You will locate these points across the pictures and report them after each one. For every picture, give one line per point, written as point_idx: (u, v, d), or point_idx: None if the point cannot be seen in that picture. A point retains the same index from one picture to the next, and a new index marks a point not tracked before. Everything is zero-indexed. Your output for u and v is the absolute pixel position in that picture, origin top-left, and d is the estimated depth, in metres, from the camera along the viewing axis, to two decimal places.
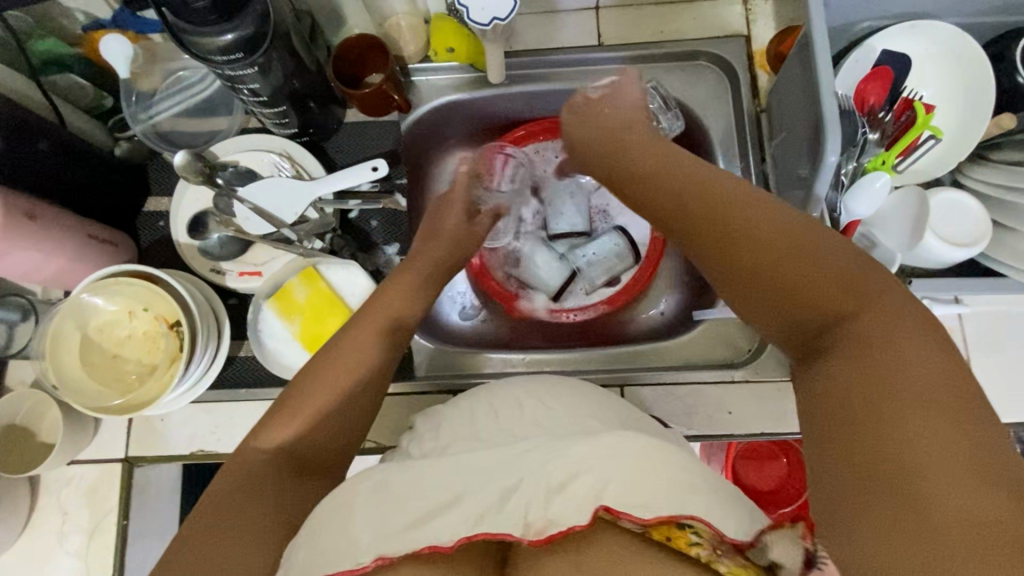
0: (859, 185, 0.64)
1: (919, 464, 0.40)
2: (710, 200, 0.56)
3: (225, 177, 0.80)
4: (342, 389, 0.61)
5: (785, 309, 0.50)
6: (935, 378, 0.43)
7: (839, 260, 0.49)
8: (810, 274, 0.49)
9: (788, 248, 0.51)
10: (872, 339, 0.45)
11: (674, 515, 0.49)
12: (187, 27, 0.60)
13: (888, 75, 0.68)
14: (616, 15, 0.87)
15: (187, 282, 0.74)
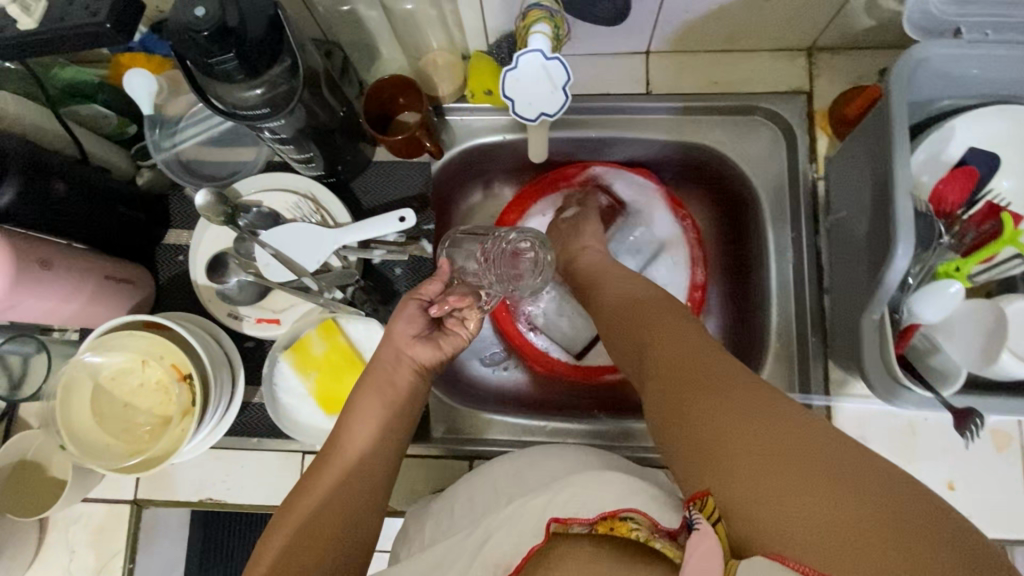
0: (929, 289, 0.58)
1: (757, 455, 0.46)
2: (612, 310, 0.70)
3: (247, 220, 0.76)
4: (302, 521, 0.59)
5: (667, 356, 0.58)
6: (744, 381, 0.52)
7: (692, 333, 0.60)
8: (675, 338, 0.59)
9: (662, 321, 0.63)
10: (721, 375, 0.53)
11: (614, 510, 0.55)
12: (211, 80, 0.56)
13: (969, 175, 0.62)
14: (668, 62, 0.81)
15: (201, 329, 0.72)
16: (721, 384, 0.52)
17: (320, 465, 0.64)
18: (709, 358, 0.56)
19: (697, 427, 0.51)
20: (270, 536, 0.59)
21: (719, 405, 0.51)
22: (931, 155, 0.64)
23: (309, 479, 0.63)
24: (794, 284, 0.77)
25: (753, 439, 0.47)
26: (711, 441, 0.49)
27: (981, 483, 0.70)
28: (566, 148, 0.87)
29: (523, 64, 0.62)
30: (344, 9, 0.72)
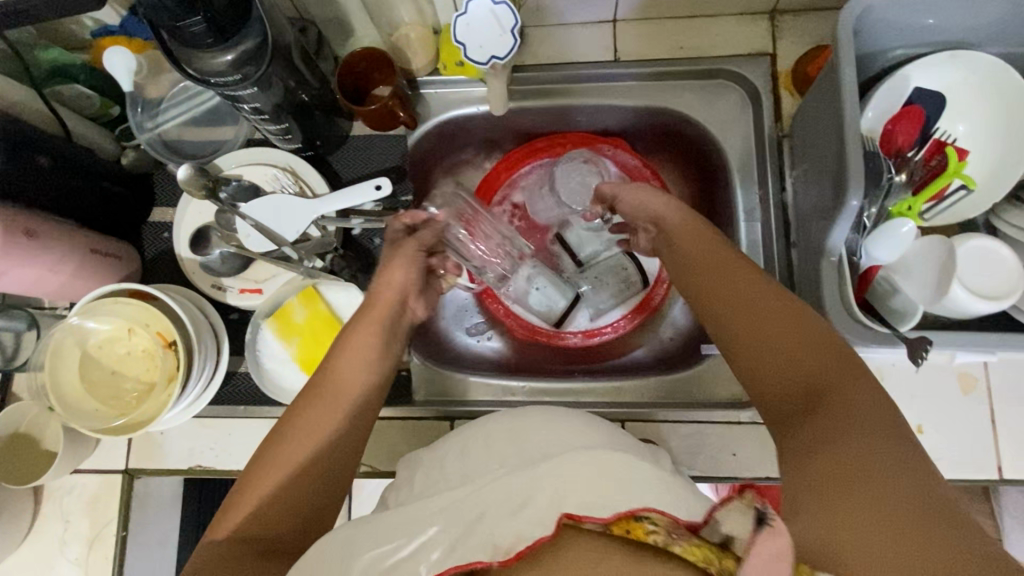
0: (883, 228, 0.60)
1: (860, 489, 0.45)
2: (716, 293, 0.62)
3: (228, 194, 0.78)
4: (296, 462, 0.56)
5: (789, 348, 0.55)
6: (876, 413, 0.49)
7: (829, 339, 0.55)
8: (784, 339, 0.56)
9: (754, 301, 0.59)
10: (859, 397, 0.50)
11: (633, 510, 0.47)
12: (183, 46, 0.58)
13: (915, 115, 0.65)
14: (634, 29, 0.83)
15: (186, 299, 0.74)
16: (852, 408, 0.50)
17: (300, 405, 0.60)
18: (847, 371, 0.53)
19: (830, 449, 0.48)
20: (260, 464, 0.57)
21: (828, 432, 0.49)
22: (888, 102, 0.66)
23: (299, 409, 0.60)
24: (763, 240, 0.79)
25: (877, 464, 0.46)
26: (848, 465, 0.46)
27: (948, 426, 0.71)
28: (539, 118, 0.89)
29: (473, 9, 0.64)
30: None
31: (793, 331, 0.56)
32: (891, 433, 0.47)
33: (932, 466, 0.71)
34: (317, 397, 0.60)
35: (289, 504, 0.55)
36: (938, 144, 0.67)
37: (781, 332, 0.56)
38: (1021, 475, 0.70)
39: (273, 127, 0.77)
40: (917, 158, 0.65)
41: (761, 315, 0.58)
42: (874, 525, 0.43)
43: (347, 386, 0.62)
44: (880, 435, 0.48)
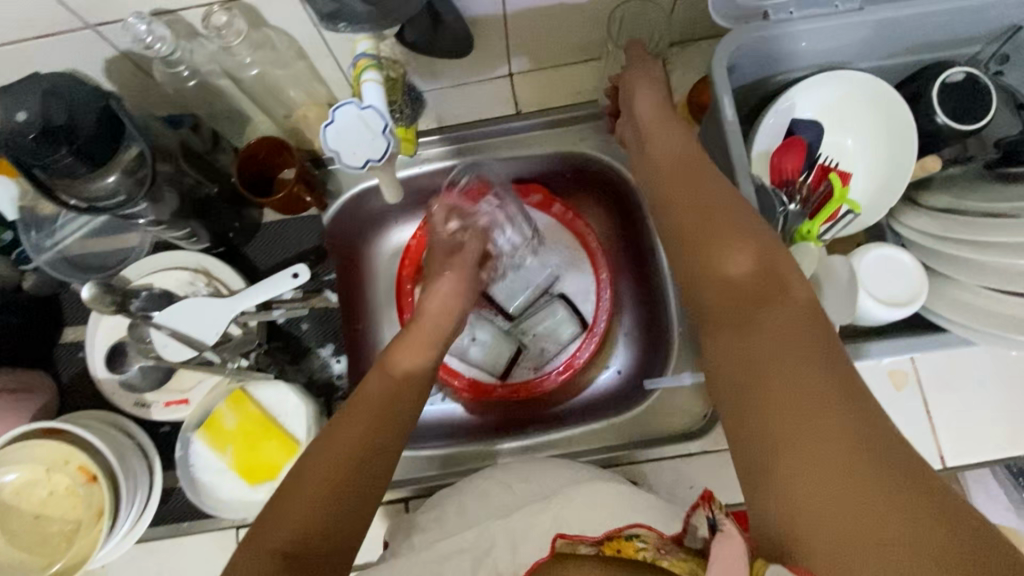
0: (792, 253, 0.61)
1: (838, 468, 0.41)
2: (683, 210, 0.57)
3: (138, 304, 0.74)
4: (397, 393, 0.63)
5: (748, 297, 0.50)
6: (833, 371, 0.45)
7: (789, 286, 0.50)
8: (748, 282, 0.51)
9: (721, 229, 0.54)
10: (815, 358, 0.46)
11: (620, 526, 0.59)
12: (59, 180, 0.56)
13: (800, 144, 0.69)
14: (530, 80, 0.84)
15: (107, 427, 0.71)
16: (812, 359, 0.46)
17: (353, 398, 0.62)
18: (806, 321, 0.48)
19: (784, 419, 0.44)
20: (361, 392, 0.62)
21: (787, 394, 0.45)
22: (778, 126, 0.69)
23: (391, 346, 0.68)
24: None
25: (844, 434, 0.42)
26: (806, 425, 0.43)
27: None
28: (451, 176, 0.89)
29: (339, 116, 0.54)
30: (192, 85, 0.70)
31: (746, 260, 0.52)
32: (846, 389, 0.44)
33: None
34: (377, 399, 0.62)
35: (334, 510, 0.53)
36: (823, 168, 0.69)
37: (738, 274, 0.52)
38: (964, 460, 0.72)
39: (175, 231, 0.75)
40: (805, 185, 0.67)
41: (730, 253, 0.52)
42: (844, 502, 0.40)
43: (404, 386, 0.64)
44: (824, 398, 0.44)
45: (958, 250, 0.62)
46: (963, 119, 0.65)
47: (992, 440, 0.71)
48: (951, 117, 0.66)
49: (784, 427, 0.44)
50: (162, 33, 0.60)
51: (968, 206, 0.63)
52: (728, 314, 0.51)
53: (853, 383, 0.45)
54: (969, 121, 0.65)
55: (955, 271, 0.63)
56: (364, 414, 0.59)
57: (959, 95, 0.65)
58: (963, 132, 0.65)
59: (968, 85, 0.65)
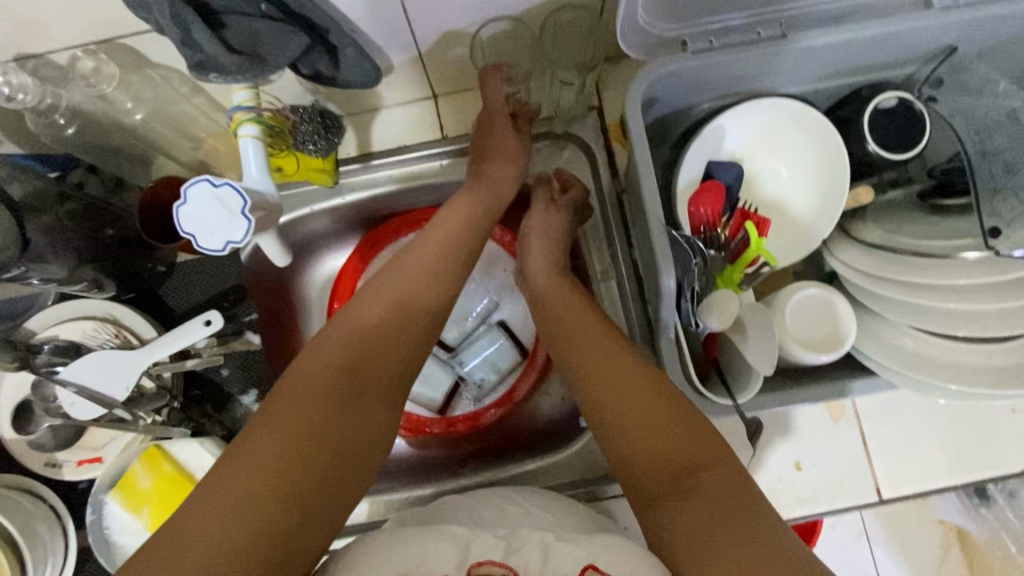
0: (711, 301, 0.59)
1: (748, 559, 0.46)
2: (584, 353, 0.63)
3: (42, 359, 0.70)
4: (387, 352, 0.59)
5: (652, 424, 0.56)
6: (738, 487, 0.51)
7: (685, 407, 0.56)
8: (650, 414, 0.56)
9: (620, 367, 0.60)
10: (715, 475, 0.52)
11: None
12: None
13: (718, 189, 0.64)
14: (454, 102, 0.80)
15: (12, 491, 0.68)
16: (719, 480, 0.51)
17: (327, 344, 0.57)
18: (699, 438, 0.54)
19: (708, 541, 0.48)
20: (362, 318, 0.60)
21: (707, 513, 0.49)
22: (704, 155, 0.66)
23: (396, 282, 0.63)
24: (621, 300, 0.77)
25: (754, 539, 0.47)
26: (724, 539, 0.48)
27: (823, 457, 0.71)
28: (377, 204, 0.84)
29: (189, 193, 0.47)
30: (71, 130, 0.63)
31: (643, 395, 0.57)
32: (734, 483, 0.51)
33: (816, 500, 0.71)
34: (364, 347, 0.58)
35: (284, 512, 0.47)
36: (742, 213, 0.65)
37: (641, 402, 0.57)
38: (898, 491, 0.71)
39: (74, 283, 0.71)
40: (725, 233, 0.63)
41: (631, 402, 0.57)
42: None
43: (405, 321, 0.61)
44: (733, 506, 0.49)
45: (885, 289, 0.60)
46: (894, 147, 0.62)
47: (925, 471, 0.70)
48: (882, 145, 0.63)
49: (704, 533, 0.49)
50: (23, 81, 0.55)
51: (897, 241, 0.61)
52: (641, 467, 0.55)
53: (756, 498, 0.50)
54: (900, 150, 0.62)
55: (883, 309, 0.61)
56: (358, 374, 0.56)
57: (890, 122, 0.62)
58: (893, 161, 0.62)
59: (899, 111, 0.62)
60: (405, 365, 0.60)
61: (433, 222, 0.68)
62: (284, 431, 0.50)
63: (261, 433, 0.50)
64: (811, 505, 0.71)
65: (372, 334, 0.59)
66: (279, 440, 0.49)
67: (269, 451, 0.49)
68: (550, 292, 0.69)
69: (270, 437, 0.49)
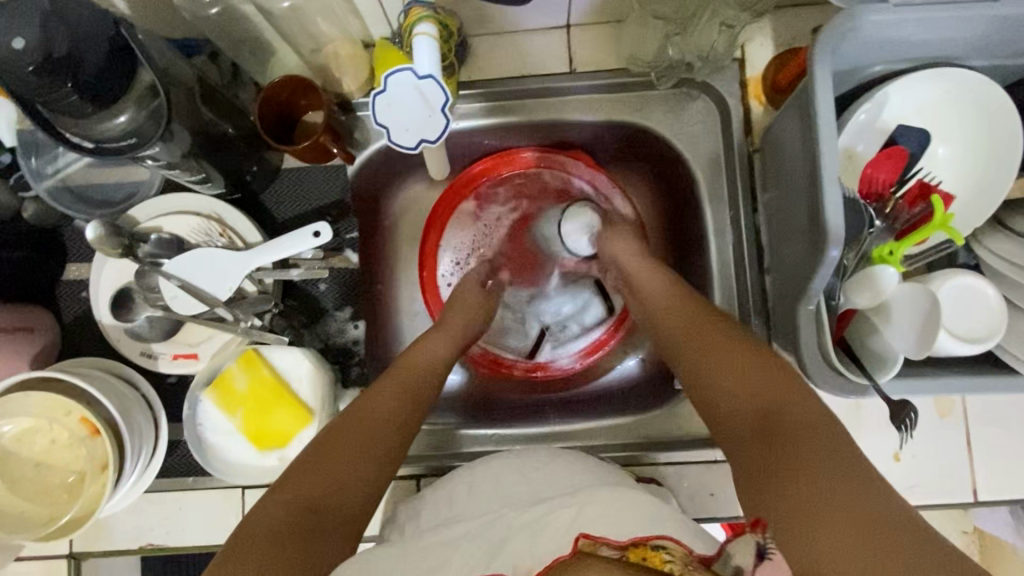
0: (866, 277, 0.57)
1: (810, 510, 0.45)
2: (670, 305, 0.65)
3: (146, 250, 0.69)
4: (396, 419, 0.61)
5: (718, 365, 0.58)
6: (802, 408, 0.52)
7: (747, 346, 0.58)
8: (718, 351, 0.58)
9: (712, 326, 0.61)
10: (782, 405, 0.52)
11: (644, 536, 0.52)
12: (66, 119, 0.49)
13: (895, 158, 0.61)
14: (587, 35, 0.75)
15: (108, 375, 0.67)
16: (772, 414, 0.52)
17: (328, 441, 0.58)
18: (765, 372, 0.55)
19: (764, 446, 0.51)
20: (362, 406, 0.61)
21: (768, 434, 0.51)
22: (868, 120, 0.61)
23: (382, 387, 0.63)
24: (735, 265, 0.75)
25: (823, 453, 0.48)
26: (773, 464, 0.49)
27: (925, 451, 0.70)
28: (487, 136, 0.81)
29: (392, 85, 0.53)
30: (214, 12, 0.63)
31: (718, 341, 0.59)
32: (814, 430, 0.49)
33: (911, 494, 0.69)
34: (366, 421, 0.60)
35: (282, 539, 0.50)
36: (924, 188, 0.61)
37: (715, 344, 0.59)
38: (996, 496, 0.69)
39: (184, 174, 0.68)
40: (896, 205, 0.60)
41: (725, 356, 0.58)
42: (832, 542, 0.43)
43: (410, 392, 0.64)
44: (799, 431, 0.50)
45: None
46: None
47: None
48: None
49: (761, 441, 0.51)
50: None
51: None
52: (724, 410, 0.56)
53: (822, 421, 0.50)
54: None
55: None
56: (354, 436, 0.58)
57: None
58: None
59: None
60: (408, 428, 0.62)
61: (405, 353, 0.68)
62: (296, 497, 0.53)
63: (268, 506, 0.53)
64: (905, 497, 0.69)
65: (370, 413, 0.61)
66: (292, 506, 0.53)
67: (277, 521, 0.51)
68: (667, 298, 0.66)
69: (279, 506, 0.52)
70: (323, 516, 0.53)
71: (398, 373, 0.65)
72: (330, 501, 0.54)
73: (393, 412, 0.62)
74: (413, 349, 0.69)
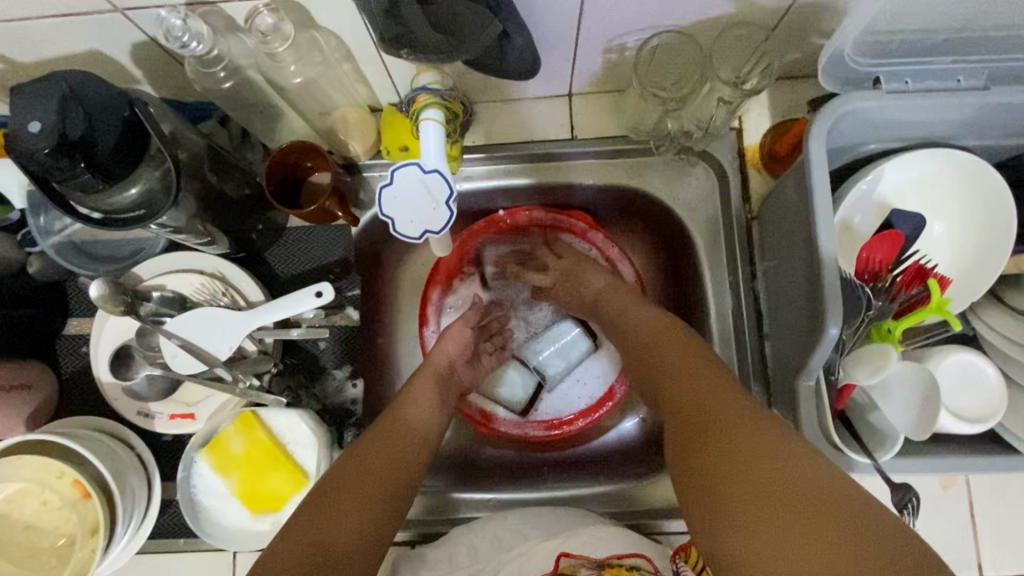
0: (864, 354, 0.57)
1: (765, 516, 0.47)
2: (624, 346, 0.72)
3: (149, 308, 0.69)
4: (393, 471, 0.63)
5: (672, 382, 0.62)
6: (752, 420, 0.54)
7: (703, 355, 0.63)
8: (672, 359, 0.64)
9: (662, 343, 0.67)
10: (720, 406, 0.56)
11: (621, 555, 0.64)
12: (78, 194, 0.50)
13: (894, 238, 0.61)
14: (588, 103, 0.77)
15: (104, 436, 0.67)
16: (728, 426, 0.54)
17: (322, 500, 0.58)
18: (715, 381, 0.59)
19: (716, 455, 0.53)
20: (355, 460, 0.62)
21: (723, 444, 0.53)
22: (863, 194, 0.62)
23: (378, 440, 0.65)
24: (734, 328, 0.76)
25: (772, 445, 0.51)
26: (726, 466, 0.52)
27: (928, 523, 0.69)
28: (489, 197, 0.82)
29: (398, 177, 0.52)
30: (227, 85, 0.64)
31: (677, 348, 0.65)
32: (772, 444, 0.51)
33: None
34: (362, 476, 0.61)
35: None
36: (920, 270, 0.62)
37: (669, 365, 0.64)
38: (1001, 572, 0.68)
39: (189, 235, 0.68)
40: (890, 283, 0.61)
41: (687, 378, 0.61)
42: (776, 532, 0.46)
43: (402, 445, 0.66)
44: (749, 437, 0.52)
45: None
46: None
47: None
48: None
49: (716, 459, 0.53)
50: (198, 30, 0.54)
51: None
52: (683, 421, 0.59)
53: (764, 415, 0.54)
54: None
55: None
56: (354, 491, 0.59)
57: None
58: None
59: None
60: (404, 483, 0.64)
61: (396, 406, 0.69)
62: (307, 550, 0.54)
63: (274, 562, 0.53)
64: None
65: (368, 466, 0.62)
66: (299, 559, 0.53)
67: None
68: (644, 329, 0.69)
69: (288, 561, 0.53)
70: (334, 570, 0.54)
71: (389, 427, 0.67)
72: (336, 558, 0.55)
73: (390, 465, 0.63)
74: (411, 400, 0.70)
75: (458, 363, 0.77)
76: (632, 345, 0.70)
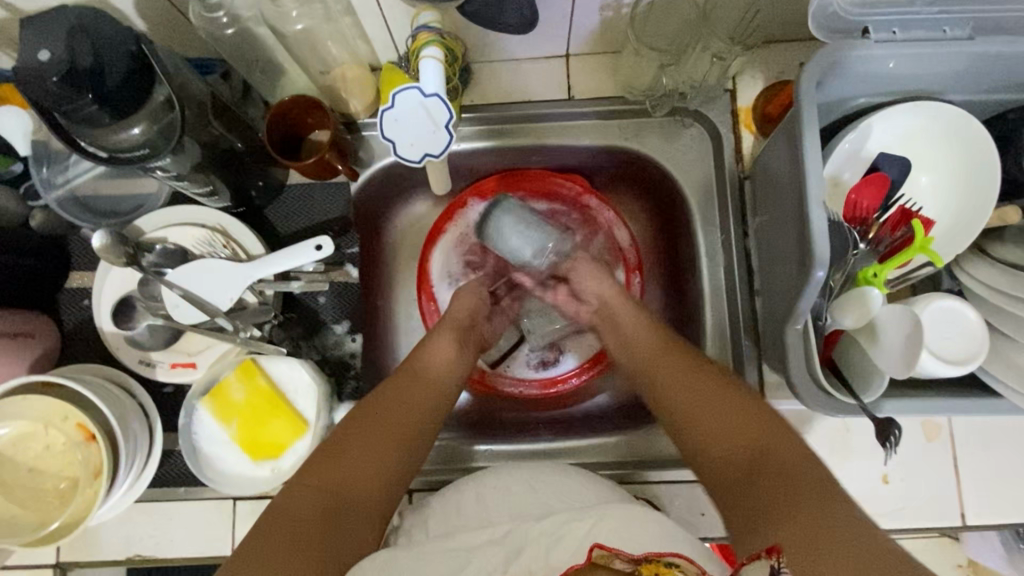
0: (851, 297, 0.59)
1: (807, 532, 0.50)
2: (655, 356, 0.70)
3: (151, 259, 0.71)
4: (415, 417, 0.66)
5: (720, 416, 0.63)
6: (799, 456, 0.57)
7: (735, 389, 0.64)
8: (711, 391, 0.64)
9: (699, 373, 0.67)
10: (775, 444, 0.58)
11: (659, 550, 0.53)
12: (83, 129, 0.51)
13: (879, 183, 0.64)
14: (585, 64, 0.78)
15: (108, 383, 0.68)
16: (778, 458, 0.57)
17: (342, 445, 0.62)
18: (762, 419, 0.61)
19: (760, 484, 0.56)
20: (378, 406, 0.65)
21: (777, 476, 0.56)
22: (852, 150, 0.63)
23: (400, 386, 0.68)
24: (726, 287, 0.77)
25: (823, 486, 0.54)
26: (779, 500, 0.54)
27: (913, 475, 0.70)
28: (487, 158, 0.83)
29: (399, 101, 0.56)
30: (230, 33, 0.66)
31: (710, 384, 0.65)
32: (820, 483, 0.54)
33: (899, 518, 0.70)
34: (384, 424, 0.64)
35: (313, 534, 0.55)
36: (906, 213, 0.64)
37: (706, 393, 0.65)
38: (983, 521, 0.70)
39: (192, 185, 0.70)
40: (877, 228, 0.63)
41: (710, 408, 0.64)
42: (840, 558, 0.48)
43: (424, 392, 0.68)
44: (803, 478, 0.55)
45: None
46: None
47: (1015, 505, 0.69)
48: None
49: (769, 490, 0.55)
50: None
51: None
52: (721, 464, 0.61)
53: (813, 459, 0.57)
54: None
55: (1014, 331, 0.60)
56: (375, 437, 0.63)
57: None
58: None
59: None
60: (426, 430, 0.66)
61: (417, 353, 0.71)
62: (325, 490, 0.58)
63: (296, 498, 0.57)
64: (893, 521, 0.70)
65: (391, 413, 0.65)
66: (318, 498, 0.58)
67: (307, 510, 0.56)
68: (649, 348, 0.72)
69: (308, 499, 0.57)
70: (349, 511, 0.58)
71: (412, 374, 0.69)
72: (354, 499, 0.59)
73: (414, 412, 0.66)
74: (434, 347, 0.72)
75: (478, 316, 0.78)
76: (642, 365, 0.71)
